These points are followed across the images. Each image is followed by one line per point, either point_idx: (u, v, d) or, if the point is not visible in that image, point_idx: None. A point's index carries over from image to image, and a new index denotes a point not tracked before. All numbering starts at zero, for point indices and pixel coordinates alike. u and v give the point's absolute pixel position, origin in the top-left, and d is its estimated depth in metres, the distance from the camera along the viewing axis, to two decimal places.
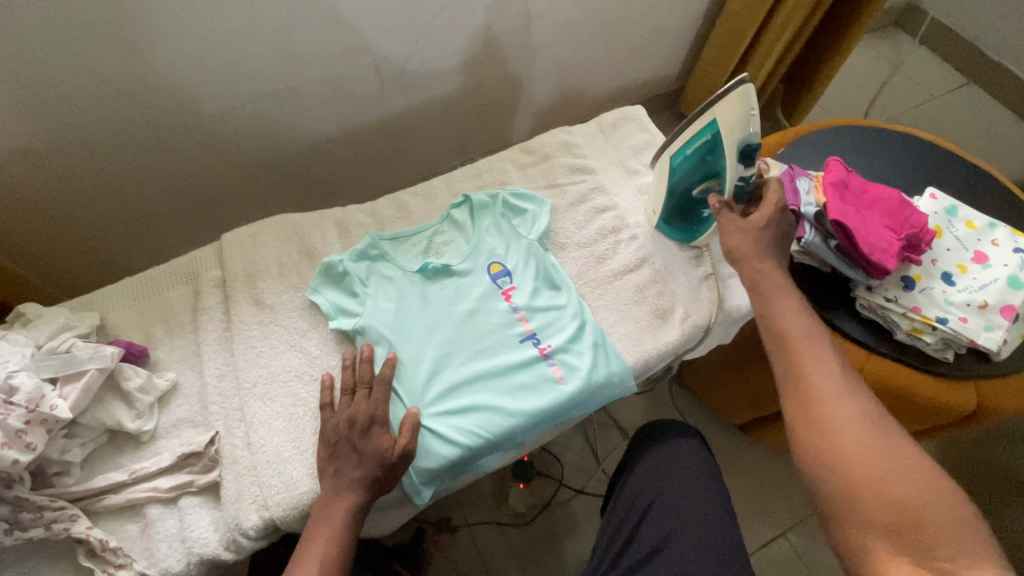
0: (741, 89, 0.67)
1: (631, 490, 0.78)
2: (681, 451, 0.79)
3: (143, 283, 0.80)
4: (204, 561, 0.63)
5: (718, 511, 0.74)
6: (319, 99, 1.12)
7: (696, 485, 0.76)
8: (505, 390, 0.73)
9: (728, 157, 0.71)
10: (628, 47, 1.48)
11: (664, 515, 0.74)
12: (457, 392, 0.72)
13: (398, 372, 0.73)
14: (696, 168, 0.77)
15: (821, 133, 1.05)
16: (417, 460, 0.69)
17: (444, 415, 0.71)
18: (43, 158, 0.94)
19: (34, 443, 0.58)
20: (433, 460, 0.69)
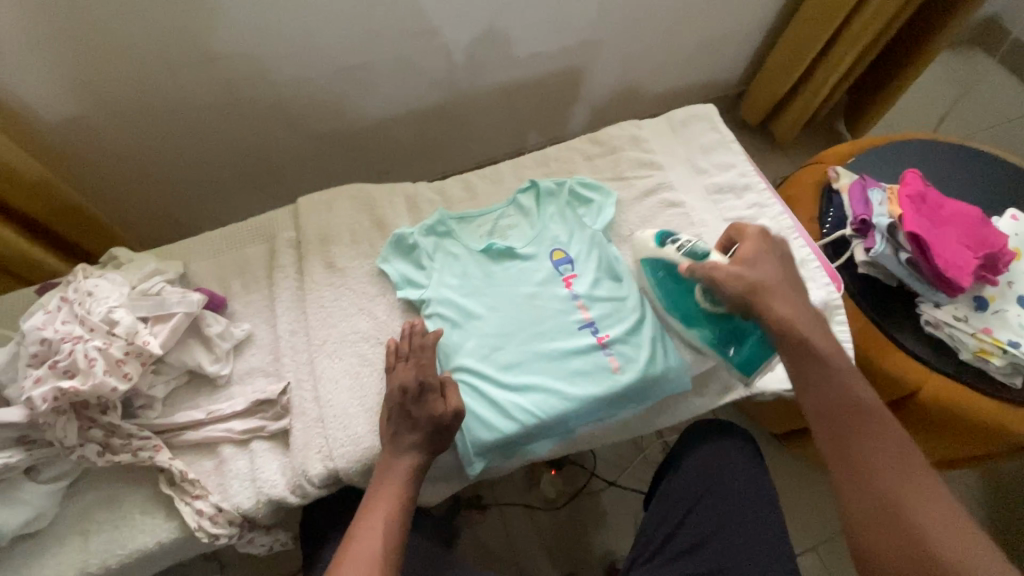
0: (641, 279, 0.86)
1: (677, 485, 0.78)
2: (733, 450, 0.79)
3: (223, 238, 0.84)
4: (271, 502, 0.66)
5: (762, 507, 0.75)
6: (389, 75, 1.14)
7: (742, 484, 0.76)
8: (561, 374, 0.74)
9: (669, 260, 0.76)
10: (694, 46, 1.46)
11: (710, 509, 0.75)
12: (515, 372, 0.74)
13: (458, 346, 0.75)
14: (683, 297, 0.79)
15: (895, 145, 1.02)
16: (473, 430, 0.71)
17: (500, 392, 0.73)
18: (131, 115, 0.99)
19: (130, 373, 0.62)
20: (489, 431, 0.71)
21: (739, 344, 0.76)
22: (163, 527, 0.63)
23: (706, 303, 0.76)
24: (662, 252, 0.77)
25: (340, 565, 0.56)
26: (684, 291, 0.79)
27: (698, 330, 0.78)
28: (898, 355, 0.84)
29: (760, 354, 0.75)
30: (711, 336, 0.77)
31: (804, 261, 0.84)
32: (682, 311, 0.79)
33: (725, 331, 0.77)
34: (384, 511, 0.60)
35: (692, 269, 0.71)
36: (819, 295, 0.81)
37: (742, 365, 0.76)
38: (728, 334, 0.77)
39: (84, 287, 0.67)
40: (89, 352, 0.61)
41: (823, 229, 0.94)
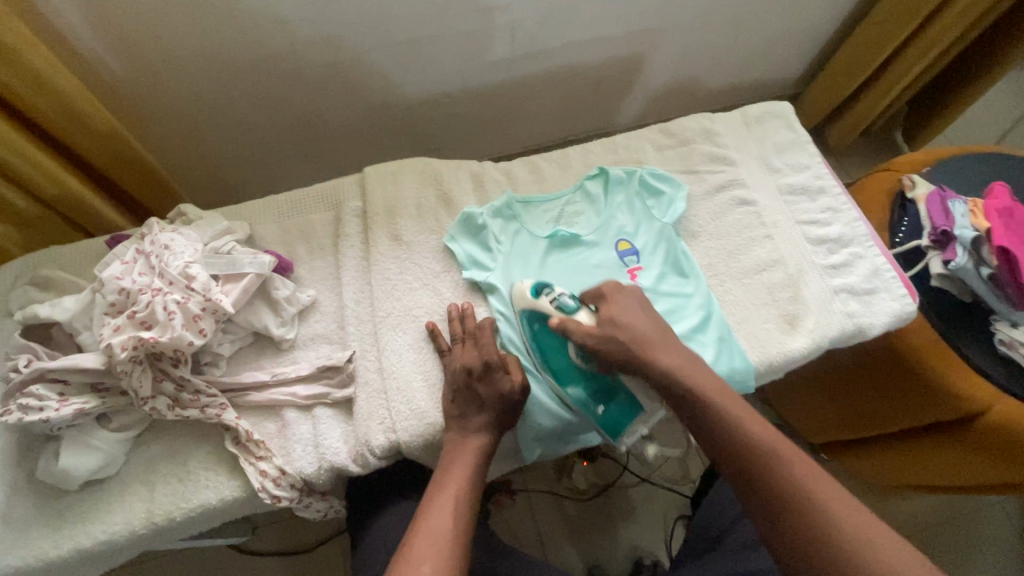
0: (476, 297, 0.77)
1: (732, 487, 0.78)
2: None
3: (289, 202, 0.84)
4: (332, 469, 0.66)
5: None
6: (450, 52, 1.12)
7: None
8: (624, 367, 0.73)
9: (547, 309, 0.68)
10: (758, 44, 1.42)
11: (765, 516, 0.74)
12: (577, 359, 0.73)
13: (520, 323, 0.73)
14: (552, 354, 0.71)
15: (974, 158, 0.99)
16: (534, 417, 0.70)
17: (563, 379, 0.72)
18: (197, 75, 0.99)
19: (205, 330, 0.63)
20: (550, 419, 0.70)
21: (610, 404, 0.70)
22: (227, 485, 0.63)
23: (578, 357, 0.69)
24: (538, 303, 0.69)
25: (411, 540, 0.54)
26: (556, 342, 0.71)
27: (570, 387, 0.69)
28: (967, 375, 0.81)
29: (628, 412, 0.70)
30: (582, 393, 0.69)
31: (879, 271, 0.81)
32: (552, 365, 0.70)
33: (598, 387, 0.70)
34: (453, 491, 0.59)
35: (562, 324, 0.66)
36: (893, 306, 0.79)
37: (607, 426, 0.69)
38: (599, 392, 0.70)
39: (160, 240, 0.67)
40: (168, 306, 0.61)
41: (894, 238, 0.91)
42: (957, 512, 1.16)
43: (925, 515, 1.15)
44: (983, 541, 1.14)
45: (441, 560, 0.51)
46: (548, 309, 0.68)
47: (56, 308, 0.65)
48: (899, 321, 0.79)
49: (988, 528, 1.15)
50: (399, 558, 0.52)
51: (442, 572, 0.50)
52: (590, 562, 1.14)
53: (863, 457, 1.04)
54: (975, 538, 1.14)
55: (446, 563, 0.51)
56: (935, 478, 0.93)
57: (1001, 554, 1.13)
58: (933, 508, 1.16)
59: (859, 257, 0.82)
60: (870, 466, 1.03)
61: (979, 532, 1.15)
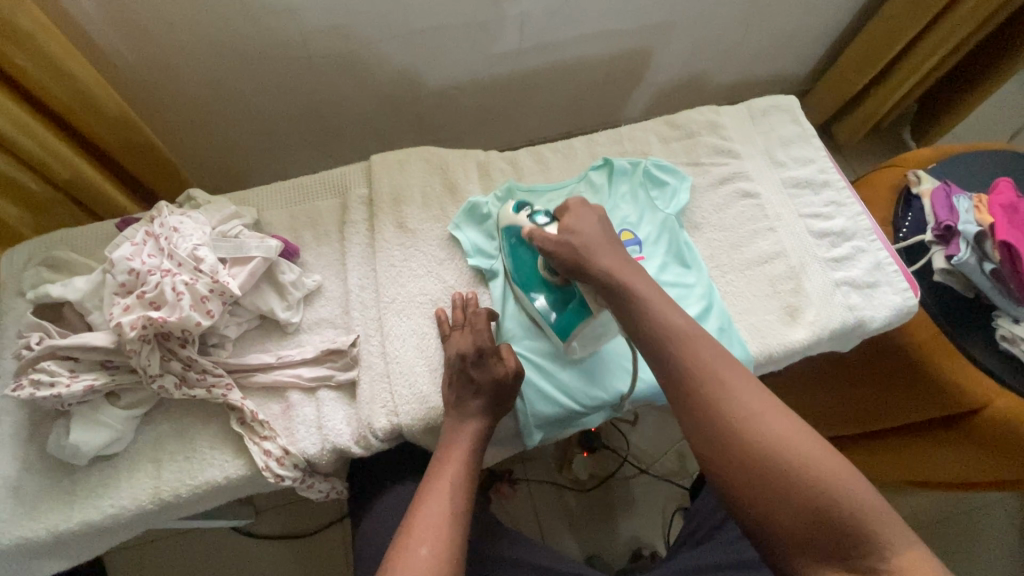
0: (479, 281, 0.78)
1: None
2: None
3: (296, 189, 0.85)
4: (335, 450, 0.67)
5: None
6: (458, 44, 1.12)
7: None
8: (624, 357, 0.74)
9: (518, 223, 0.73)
10: (766, 39, 1.42)
11: None
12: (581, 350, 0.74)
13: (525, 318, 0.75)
14: (521, 266, 0.74)
15: (981, 155, 0.98)
16: (535, 403, 0.71)
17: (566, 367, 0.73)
18: (206, 63, 0.99)
19: (212, 311, 0.64)
20: (551, 404, 0.71)
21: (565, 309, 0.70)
22: (232, 464, 0.65)
23: (544, 269, 0.71)
24: (516, 217, 0.74)
25: (411, 523, 0.55)
26: (529, 258, 0.73)
27: (536, 296, 0.72)
28: (968, 370, 0.82)
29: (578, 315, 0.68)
30: (543, 300, 0.72)
31: (881, 265, 0.81)
32: (522, 277, 0.73)
33: (559, 295, 0.71)
34: (453, 475, 0.60)
35: (531, 233, 0.69)
36: (895, 300, 0.79)
37: (558, 330, 0.70)
38: (560, 299, 0.71)
39: (169, 223, 0.68)
40: (176, 287, 0.62)
41: (897, 234, 0.91)
42: (957, 509, 1.16)
43: (924, 512, 1.16)
44: (982, 538, 1.14)
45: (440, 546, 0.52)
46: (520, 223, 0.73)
47: (67, 288, 0.66)
48: (901, 315, 0.79)
49: (987, 525, 1.16)
50: (399, 540, 0.54)
51: (440, 556, 0.52)
52: (589, 552, 1.15)
53: (864, 452, 1.04)
54: (973, 536, 1.14)
55: (444, 547, 0.52)
56: (935, 472, 0.94)
57: (1000, 552, 1.13)
58: (933, 505, 1.16)
59: (862, 251, 0.82)
60: (871, 460, 1.04)
61: (978, 529, 1.15)
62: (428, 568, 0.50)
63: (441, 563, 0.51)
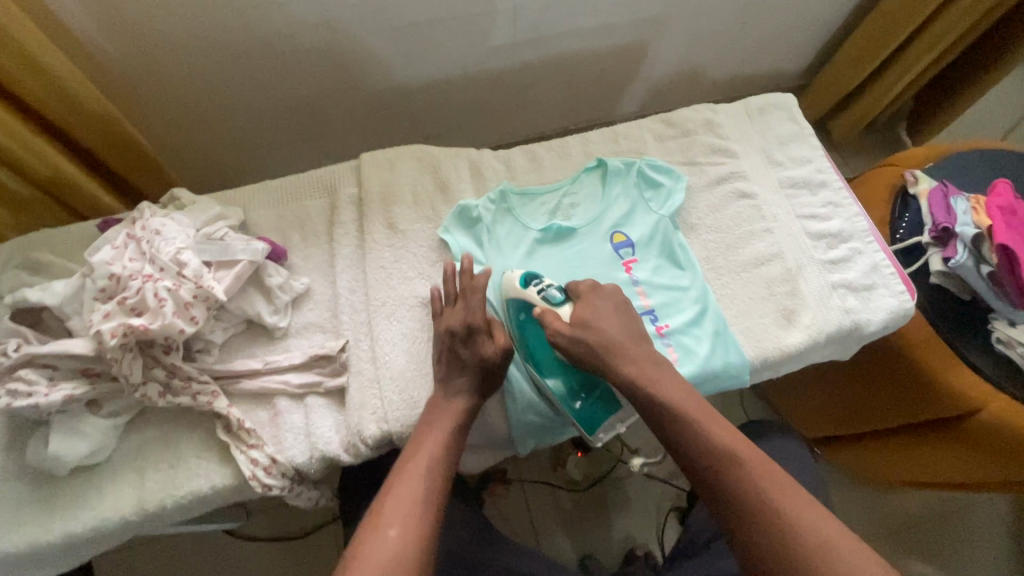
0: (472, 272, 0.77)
1: None
2: None
3: (283, 189, 0.82)
4: (324, 459, 0.66)
5: None
6: (450, 38, 1.10)
7: None
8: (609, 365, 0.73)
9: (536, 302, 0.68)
10: (763, 35, 1.40)
11: None
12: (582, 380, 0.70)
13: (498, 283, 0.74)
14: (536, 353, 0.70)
15: (978, 153, 0.97)
16: (529, 408, 0.70)
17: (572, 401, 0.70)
18: (188, 55, 0.96)
19: (197, 317, 0.62)
20: (545, 411, 0.70)
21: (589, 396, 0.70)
22: (218, 473, 0.63)
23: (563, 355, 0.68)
24: (526, 293, 0.69)
25: (383, 502, 0.56)
26: (542, 335, 0.71)
27: (552, 381, 0.69)
28: (964, 372, 0.81)
29: (602, 411, 0.70)
30: (565, 386, 0.69)
31: (878, 267, 0.81)
32: (537, 357, 0.70)
33: (577, 379, 0.70)
34: (430, 451, 0.60)
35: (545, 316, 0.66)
36: (892, 303, 0.78)
37: (581, 420, 0.69)
38: (580, 385, 0.70)
39: (151, 225, 0.66)
40: (159, 293, 0.60)
41: (895, 235, 0.90)
42: (948, 508, 1.17)
43: (915, 511, 1.16)
44: (971, 536, 1.15)
45: (410, 525, 0.54)
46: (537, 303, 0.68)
47: (45, 292, 0.64)
48: (898, 318, 0.78)
49: (976, 524, 1.16)
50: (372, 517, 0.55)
51: (409, 537, 0.53)
52: (582, 551, 1.14)
53: (858, 451, 1.04)
54: (962, 534, 1.15)
55: (414, 528, 0.53)
56: (929, 471, 0.94)
57: (989, 550, 1.14)
58: (924, 504, 1.16)
59: (859, 253, 0.82)
60: (864, 460, 1.04)
61: (968, 528, 1.15)
62: (397, 549, 0.51)
63: (410, 542, 0.52)
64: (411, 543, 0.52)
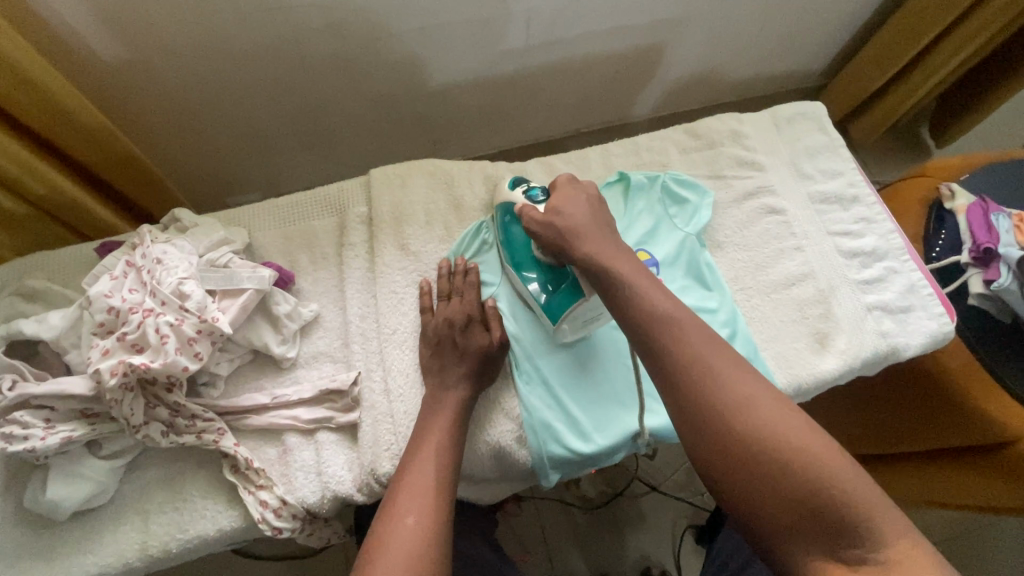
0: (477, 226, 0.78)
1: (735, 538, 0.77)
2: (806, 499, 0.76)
3: (289, 208, 0.79)
4: (336, 498, 0.63)
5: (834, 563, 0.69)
6: (461, 42, 1.05)
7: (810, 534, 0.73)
8: (631, 387, 0.70)
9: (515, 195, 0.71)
10: (784, 34, 1.34)
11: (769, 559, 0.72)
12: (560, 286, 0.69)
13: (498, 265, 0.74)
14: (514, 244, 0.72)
15: (1019, 163, 0.92)
16: (554, 442, 0.66)
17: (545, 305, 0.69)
18: (188, 62, 0.92)
19: (201, 353, 0.58)
20: (572, 443, 0.66)
21: (558, 288, 0.67)
22: (226, 515, 0.60)
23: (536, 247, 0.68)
24: (512, 193, 0.73)
25: (394, 495, 0.54)
26: (523, 237, 0.71)
27: (526, 275, 0.69)
28: (1005, 399, 0.77)
29: (571, 296, 0.66)
30: (540, 283, 0.69)
31: (915, 289, 0.76)
32: (517, 256, 0.71)
33: (553, 278, 0.68)
34: (436, 440, 0.59)
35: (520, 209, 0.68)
36: (931, 328, 0.74)
37: (550, 312, 0.67)
38: (552, 278, 0.68)
39: (152, 253, 0.63)
40: (161, 329, 0.57)
41: (930, 253, 0.86)
42: (973, 526, 1.13)
43: (939, 529, 1.13)
44: (995, 556, 1.12)
45: (427, 513, 0.52)
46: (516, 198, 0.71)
47: (42, 325, 0.60)
48: (937, 344, 0.74)
49: (1003, 542, 1.13)
50: (385, 512, 0.53)
51: (427, 525, 0.51)
52: (597, 571, 1.12)
53: (882, 471, 1.00)
54: (988, 553, 1.12)
55: (431, 515, 0.52)
56: (954, 498, 0.89)
57: (1015, 570, 1.11)
58: (949, 523, 1.13)
59: (896, 274, 0.77)
60: (887, 480, 1.00)
61: (994, 547, 1.12)
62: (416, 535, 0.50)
63: (428, 529, 0.51)
64: (430, 528, 0.51)
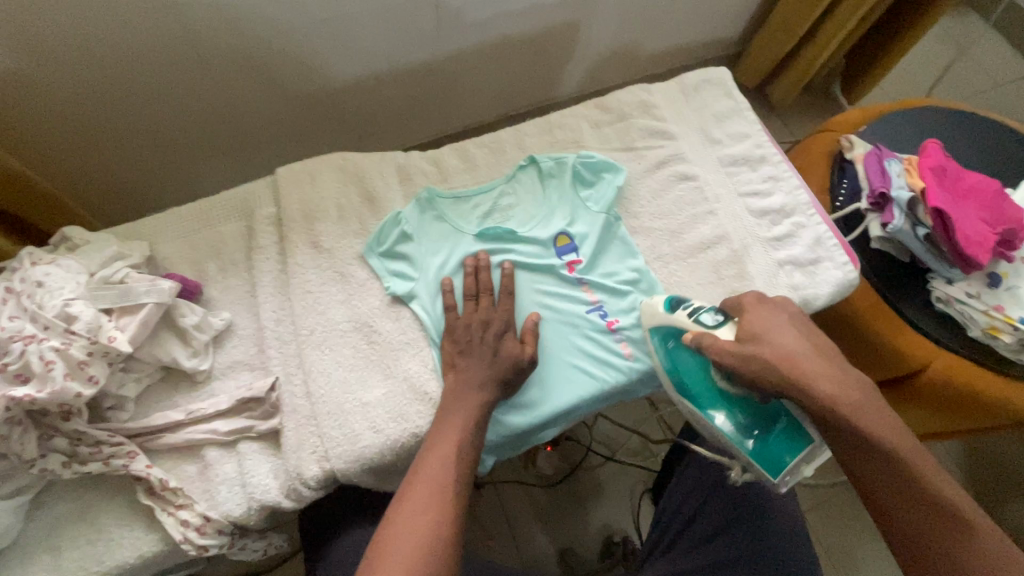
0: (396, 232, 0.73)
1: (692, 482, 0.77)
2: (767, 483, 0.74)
3: (193, 216, 0.75)
4: (264, 508, 0.61)
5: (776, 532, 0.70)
6: (370, 30, 1.02)
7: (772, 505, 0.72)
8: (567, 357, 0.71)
9: (691, 324, 0.65)
10: (696, 4, 1.37)
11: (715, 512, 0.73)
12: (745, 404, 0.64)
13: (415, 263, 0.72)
14: (700, 375, 0.67)
15: (910, 111, 0.97)
16: (499, 421, 0.67)
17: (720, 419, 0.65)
18: (75, 74, 0.87)
19: (97, 376, 0.55)
20: (515, 423, 0.67)
21: (767, 433, 0.62)
22: (144, 540, 0.58)
23: (721, 378, 0.65)
24: (672, 317, 0.67)
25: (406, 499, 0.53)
26: (698, 365, 0.68)
27: (718, 415, 0.65)
28: (910, 333, 0.81)
29: (789, 446, 0.61)
30: (733, 422, 0.64)
31: (821, 239, 0.80)
32: (694, 388, 0.68)
33: (748, 413, 0.64)
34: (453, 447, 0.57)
35: (699, 337, 0.64)
36: (836, 274, 0.78)
37: (766, 463, 0.61)
38: (754, 420, 0.64)
39: (33, 277, 0.58)
40: (45, 355, 0.53)
41: (835, 202, 0.90)
42: None
43: None
44: None
45: (438, 522, 0.50)
46: (682, 321, 0.66)
47: None
48: (844, 289, 0.78)
49: None
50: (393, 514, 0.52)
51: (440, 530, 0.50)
52: (560, 545, 1.13)
53: None
54: None
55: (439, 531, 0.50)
56: None
57: None
58: None
59: (802, 226, 0.81)
60: None
61: None
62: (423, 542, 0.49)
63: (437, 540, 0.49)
64: (440, 537, 0.49)
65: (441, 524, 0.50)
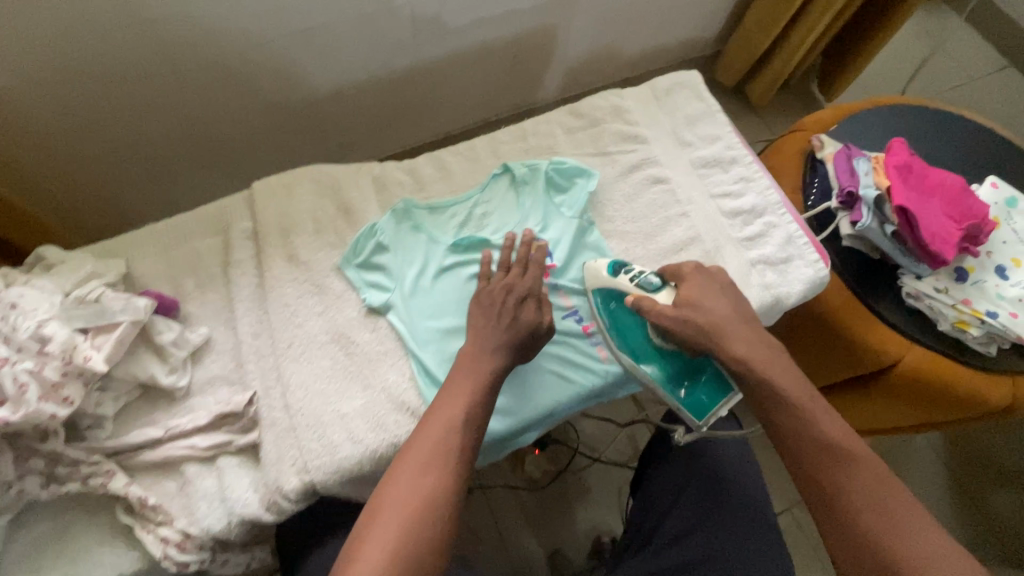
0: (371, 245, 0.74)
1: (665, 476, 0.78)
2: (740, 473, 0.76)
3: (170, 232, 0.76)
4: (244, 521, 0.61)
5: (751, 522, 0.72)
6: (346, 40, 1.02)
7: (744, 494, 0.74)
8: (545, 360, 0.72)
9: (631, 287, 0.70)
10: (671, 7, 1.39)
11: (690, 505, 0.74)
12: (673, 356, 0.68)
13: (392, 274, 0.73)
14: (634, 333, 0.71)
15: (878, 109, 0.99)
16: None
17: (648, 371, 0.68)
18: (50, 93, 0.87)
19: (72, 397, 0.56)
20: (495, 428, 0.68)
21: (694, 384, 0.67)
22: (124, 558, 0.58)
23: (657, 336, 0.69)
24: (615, 280, 0.71)
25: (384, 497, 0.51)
26: (635, 323, 0.71)
27: (649, 367, 0.68)
28: (882, 329, 0.83)
29: (714, 397, 0.65)
30: (663, 371, 0.68)
31: (792, 238, 0.81)
32: (629, 342, 0.70)
33: (678, 367, 0.68)
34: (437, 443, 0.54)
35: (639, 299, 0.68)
36: (807, 272, 0.79)
37: (692, 409, 0.65)
38: (682, 372, 0.68)
39: (7, 298, 0.59)
40: (18, 377, 0.53)
41: (807, 202, 0.91)
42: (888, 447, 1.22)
43: None
44: (910, 469, 1.21)
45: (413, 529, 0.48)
46: (624, 285, 0.70)
47: None
48: (815, 286, 0.80)
49: (915, 457, 1.22)
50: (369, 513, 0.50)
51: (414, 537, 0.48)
52: (550, 547, 1.14)
53: None
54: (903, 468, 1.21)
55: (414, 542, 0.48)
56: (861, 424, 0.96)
57: (928, 482, 1.20)
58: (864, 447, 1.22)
59: (773, 225, 0.82)
60: None
61: (907, 464, 1.21)
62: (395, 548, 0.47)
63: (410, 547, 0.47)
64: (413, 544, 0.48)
65: (411, 535, 0.48)
